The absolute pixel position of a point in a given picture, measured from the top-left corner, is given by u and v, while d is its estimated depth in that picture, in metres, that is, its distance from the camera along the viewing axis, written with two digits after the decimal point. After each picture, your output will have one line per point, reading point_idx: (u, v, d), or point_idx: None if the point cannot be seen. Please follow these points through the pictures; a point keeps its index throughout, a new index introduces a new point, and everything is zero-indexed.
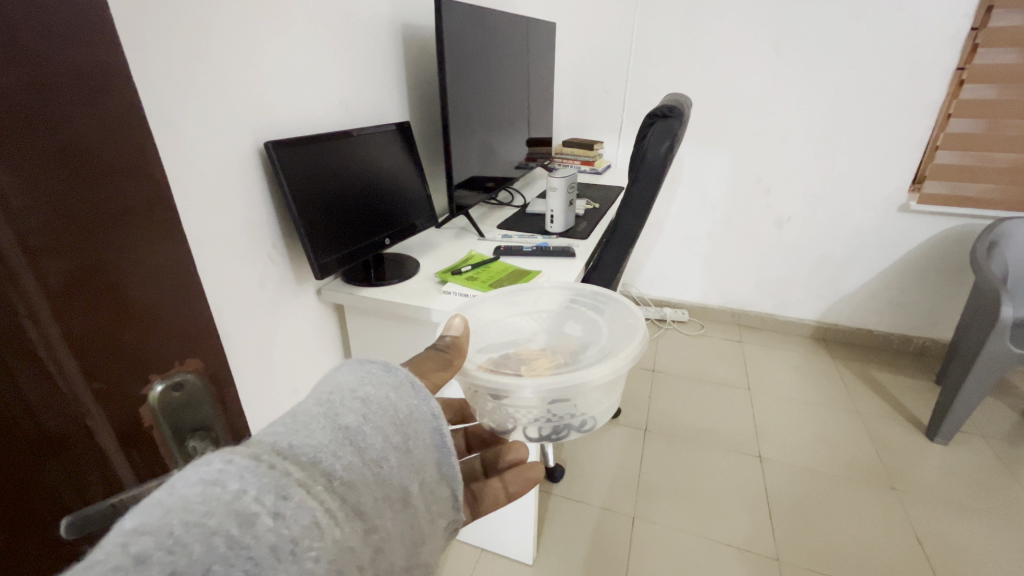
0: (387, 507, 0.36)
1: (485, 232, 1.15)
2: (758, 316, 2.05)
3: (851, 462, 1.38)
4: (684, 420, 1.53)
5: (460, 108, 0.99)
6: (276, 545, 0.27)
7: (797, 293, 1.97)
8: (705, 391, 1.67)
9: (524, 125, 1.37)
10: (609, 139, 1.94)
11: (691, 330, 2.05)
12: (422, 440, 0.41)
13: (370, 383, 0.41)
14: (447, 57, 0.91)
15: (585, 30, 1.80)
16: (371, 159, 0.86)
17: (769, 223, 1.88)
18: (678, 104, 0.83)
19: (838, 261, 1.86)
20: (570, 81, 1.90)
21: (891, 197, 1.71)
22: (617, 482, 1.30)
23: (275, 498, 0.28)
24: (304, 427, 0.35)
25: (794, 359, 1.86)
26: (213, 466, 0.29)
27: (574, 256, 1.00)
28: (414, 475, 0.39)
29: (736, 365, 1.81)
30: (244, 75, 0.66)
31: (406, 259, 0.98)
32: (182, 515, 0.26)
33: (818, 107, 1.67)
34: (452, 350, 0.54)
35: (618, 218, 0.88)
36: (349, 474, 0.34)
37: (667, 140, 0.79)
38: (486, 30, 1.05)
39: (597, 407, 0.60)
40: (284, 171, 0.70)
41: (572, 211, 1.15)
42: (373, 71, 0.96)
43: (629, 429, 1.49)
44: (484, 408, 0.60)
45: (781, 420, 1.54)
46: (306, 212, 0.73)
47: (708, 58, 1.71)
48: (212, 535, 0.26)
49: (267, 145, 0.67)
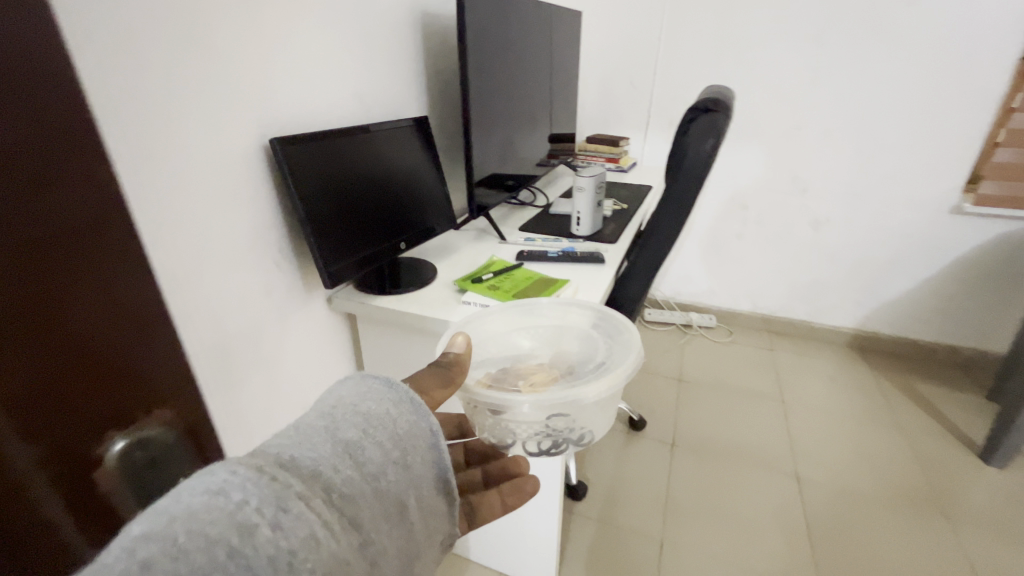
0: (384, 520, 0.39)
1: (506, 235, 1.10)
2: (791, 322, 1.95)
3: (893, 481, 1.31)
4: (714, 432, 1.47)
5: (480, 104, 0.95)
6: (273, 556, 0.30)
7: (833, 299, 1.87)
8: (736, 402, 1.60)
9: (547, 119, 1.33)
10: (635, 136, 1.87)
11: (719, 336, 1.97)
12: (419, 456, 0.43)
13: (371, 399, 0.44)
14: (468, 48, 0.87)
15: (612, 20, 1.73)
16: (387, 156, 0.83)
17: (806, 225, 1.79)
18: (723, 97, 0.77)
19: (882, 265, 1.75)
20: (595, 74, 1.83)
21: (942, 197, 1.60)
22: (641, 498, 1.26)
23: (275, 510, 0.31)
24: (307, 440, 0.38)
25: (829, 368, 1.78)
26: (218, 476, 0.32)
27: (604, 263, 0.96)
28: (411, 489, 0.42)
29: (768, 374, 1.74)
30: (250, 71, 0.64)
31: (423, 263, 0.94)
32: (187, 524, 0.29)
33: (861, 102, 1.57)
34: (454, 368, 0.54)
35: (652, 224, 0.82)
36: (347, 486, 0.37)
37: (710, 139, 0.74)
38: (509, 21, 1.01)
39: (594, 421, 0.59)
40: (290, 169, 0.66)
41: (600, 212, 1.10)
42: (389, 63, 0.92)
43: (656, 443, 1.43)
44: (485, 424, 0.58)
45: (819, 435, 1.47)
46: (314, 213, 0.70)
47: (742, 50, 1.63)
48: (213, 544, 0.28)
49: (273, 141, 0.64)
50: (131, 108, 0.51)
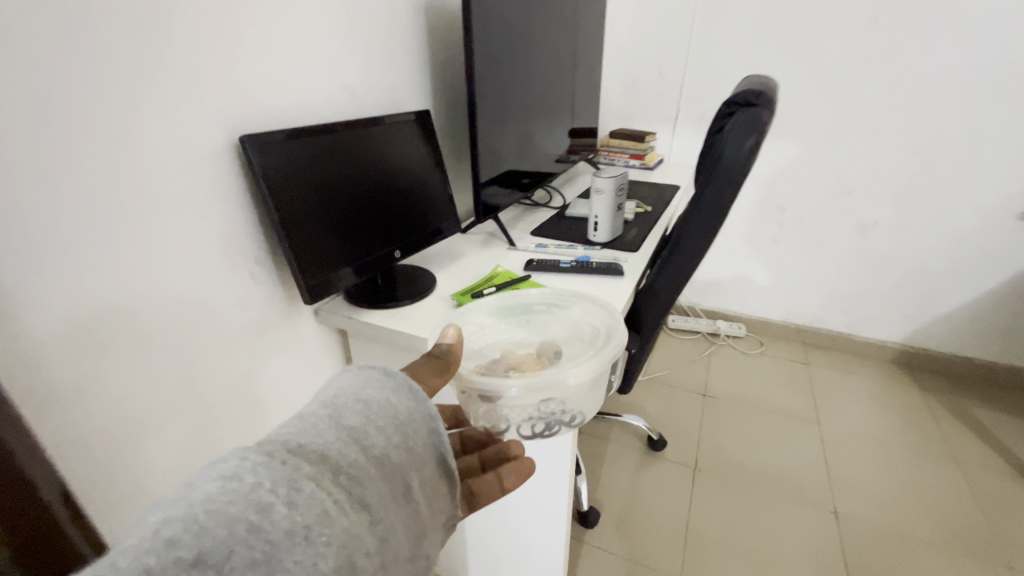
0: (389, 499, 0.43)
1: (515, 240, 1.05)
2: (829, 334, 1.83)
3: (939, 517, 1.24)
4: (743, 457, 1.40)
5: (489, 100, 0.88)
6: (290, 529, 0.35)
7: (875, 311, 1.75)
8: (766, 422, 1.52)
9: (568, 113, 1.26)
10: (662, 131, 1.78)
11: (749, 346, 1.87)
12: (420, 438, 0.49)
13: (372, 388, 0.48)
14: (475, 41, 0.81)
15: (641, 8, 1.64)
16: (388, 151, 0.80)
17: (850, 231, 1.66)
18: (767, 89, 0.70)
19: (936, 276, 1.62)
20: (619, 67, 1.75)
21: (1010, 202, 1.46)
22: (660, 523, 1.21)
23: (287, 490, 0.36)
24: (312, 428, 0.43)
25: (870, 388, 1.66)
26: (231, 463, 0.36)
27: (622, 274, 0.89)
28: (415, 469, 0.47)
29: (803, 393, 1.64)
30: (224, 67, 0.62)
31: (421, 272, 0.90)
32: (207, 504, 0.34)
33: (919, 97, 1.44)
34: (448, 355, 0.56)
35: (684, 232, 0.75)
36: (353, 468, 0.42)
37: (750, 139, 0.67)
38: (524, 9, 0.94)
39: (584, 403, 0.64)
40: (265, 171, 0.62)
41: (619, 216, 1.04)
42: (385, 55, 0.89)
43: (678, 466, 1.37)
44: (479, 411, 0.61)
45: (858, 463, 1.39)
46: (293, 221, 0.66)
47: (781, 40, 1.52)
48: (234, 521, 0.34)
49: (244, 140, 0.60)
50: (86, 104, 0.49)
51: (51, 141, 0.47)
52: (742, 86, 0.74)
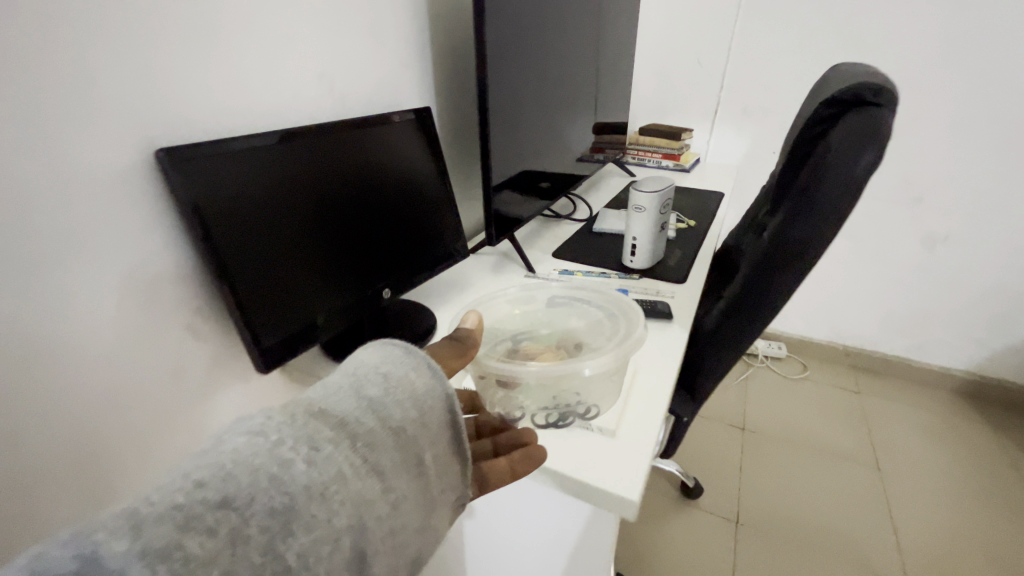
0: (402, 472, 0.47)
1: (534, 266, 1.07)
2: (883, 358, 1.84)
3: (992, 558, 1.25)
4: (786, 499, 1.38)
5: (500, 116, 0.94)
6: (309, 484, 0.39)
7: (938, 336, 1.74)
8: (817, 463, 1.49)
9: (590, 107, 1.36)
10: (701, 127, 1.81)
11: (792, 370, 1.88)
12: (436, 416, 0.51)
13: (391, 362, 0.52)
14: (487, 55, 0.86)
15: (668, 32, 1.72)
16: (355, 166, 0.75)
17: (918, 242, 1.64)
18: (886, 83, 0.66)
19: (1018, 297, 1.59)
20: (654, 70, 1.79)
21: None
22: (707, 573, 1.20)
23: (307, 449, 0.41)
24: (335, 395, 0.47)
25: (926, 421, 1.65)
26: (255, 421, 0.41)
27: (672, 318, 0.86)
28: (428, 447, 0.50)
29: (857, 429, 1.61)
30: (259, 75, 0.67)
31: (418, 310, 0.88)
32: (232, 455, 0.38)
33: (993, 92, 1.41)
34: (466, 341, 0.60)
35: (776, 266, 0.72)
36: (369, 436, 0.45)
37: (869, 149, 0.63)
38: (537, 21, 1.00)
39: (599, 395, 0.65)
40: (191, 188, 0.55)
41: (660, 237, 1.02)
42: (408, 77, 0.98)
43: (718, 518, 1.33)
44: (495, 397, 0.64)
45: (920, 510, 1.35)
46: (238, 253, 0.60)
47: (842, 42, 1.53)
48: (258, 471, 0.38)
49: (159, 153, 0.52)
50: (157, 120, 0.55)
51: (120, 156, 0.52)
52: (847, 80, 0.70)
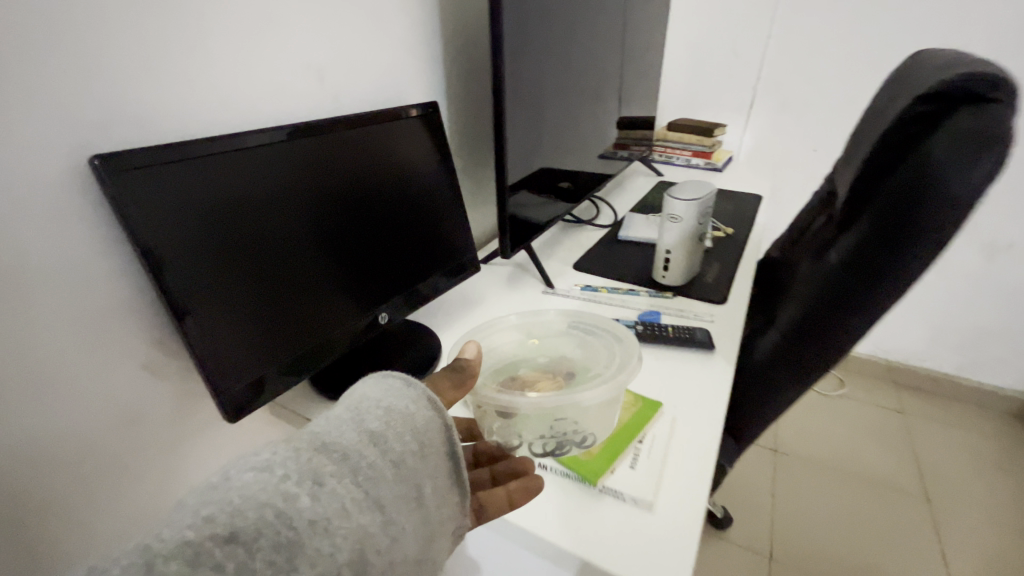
0: (403, 504, 0.44)
1: (553, 281, 1.03)
2: (928, 374, 1.73)
3: None
4: (819, 532, 1.32)
5: (518, 117, 0.90)
6: (314, 520, 0.37)
7: (993, 351, 1.61)
8: (858, 493, 1.41)
9: (614, 101, 1.29)
10: (733, 125, 1.71)
11: (829, 387, 1.79)
12: (435, 447, 0.49)
13: (392, 396, 0.49)
14: (504, 58, 0.81)
15: (699, 23, 1.62)
16: (348, 171, 0.71)
17: (975, 251, 1.51)
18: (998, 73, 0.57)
19: None
20: (682, 64, 1.70)
21: None
22: None
23: (311, 484, 0.39)
24: (337, 426, 0.44)
25: (984, 449, 1.54)
26: (262, 455, 0.40)
27: (713, 350, 0.82)
28: (429, 478, 0.47)
29: (902, 455, 1.52)
30: (247, 77, 0.66)
31: (421, 330, 0.86)
32: (239, 490, 0.37)
33: None
34: (466, 370, 0.57)
35: (853, 292, 0.67)
36: (373, 469, 0.43)
37: (980, 163, 0.56)
38: (557, 15, 0.94)
39: (597, 424, 0.62)
40: (133, 199, 0.50)
41: (699, 246, 0.96)
42: (418, 80, 0.95)
43: (748, 553, 1.28)
44: (492, 426, 0.62)
45: (975, 548, 1.28)
46: (197, 261, 0.55)
47: (893, 30, 1.40)
48: (265, 507, 0.36)
49: (95, 160, 0.47)
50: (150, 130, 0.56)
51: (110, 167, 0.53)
52: (942, 71, 0.62)
